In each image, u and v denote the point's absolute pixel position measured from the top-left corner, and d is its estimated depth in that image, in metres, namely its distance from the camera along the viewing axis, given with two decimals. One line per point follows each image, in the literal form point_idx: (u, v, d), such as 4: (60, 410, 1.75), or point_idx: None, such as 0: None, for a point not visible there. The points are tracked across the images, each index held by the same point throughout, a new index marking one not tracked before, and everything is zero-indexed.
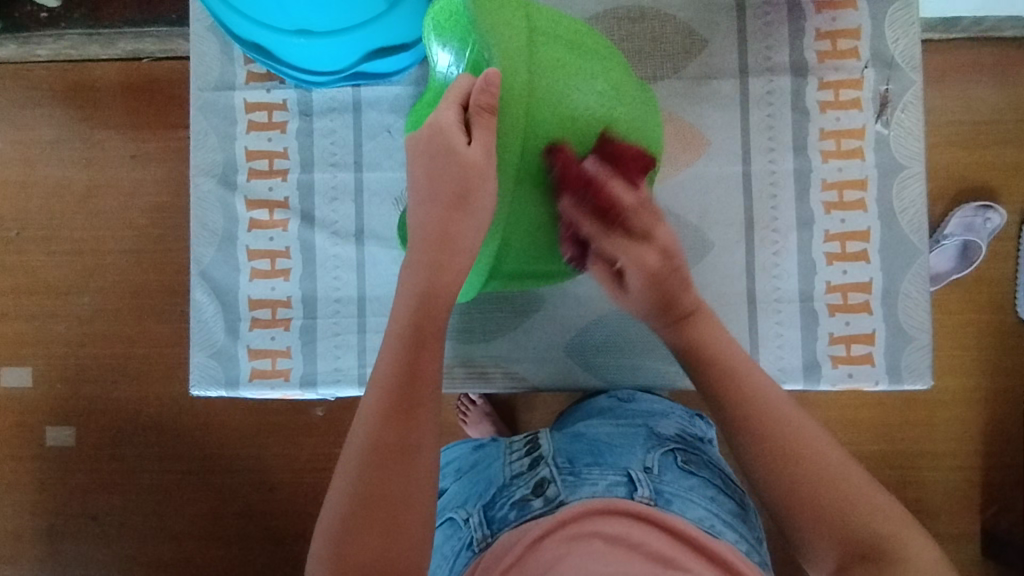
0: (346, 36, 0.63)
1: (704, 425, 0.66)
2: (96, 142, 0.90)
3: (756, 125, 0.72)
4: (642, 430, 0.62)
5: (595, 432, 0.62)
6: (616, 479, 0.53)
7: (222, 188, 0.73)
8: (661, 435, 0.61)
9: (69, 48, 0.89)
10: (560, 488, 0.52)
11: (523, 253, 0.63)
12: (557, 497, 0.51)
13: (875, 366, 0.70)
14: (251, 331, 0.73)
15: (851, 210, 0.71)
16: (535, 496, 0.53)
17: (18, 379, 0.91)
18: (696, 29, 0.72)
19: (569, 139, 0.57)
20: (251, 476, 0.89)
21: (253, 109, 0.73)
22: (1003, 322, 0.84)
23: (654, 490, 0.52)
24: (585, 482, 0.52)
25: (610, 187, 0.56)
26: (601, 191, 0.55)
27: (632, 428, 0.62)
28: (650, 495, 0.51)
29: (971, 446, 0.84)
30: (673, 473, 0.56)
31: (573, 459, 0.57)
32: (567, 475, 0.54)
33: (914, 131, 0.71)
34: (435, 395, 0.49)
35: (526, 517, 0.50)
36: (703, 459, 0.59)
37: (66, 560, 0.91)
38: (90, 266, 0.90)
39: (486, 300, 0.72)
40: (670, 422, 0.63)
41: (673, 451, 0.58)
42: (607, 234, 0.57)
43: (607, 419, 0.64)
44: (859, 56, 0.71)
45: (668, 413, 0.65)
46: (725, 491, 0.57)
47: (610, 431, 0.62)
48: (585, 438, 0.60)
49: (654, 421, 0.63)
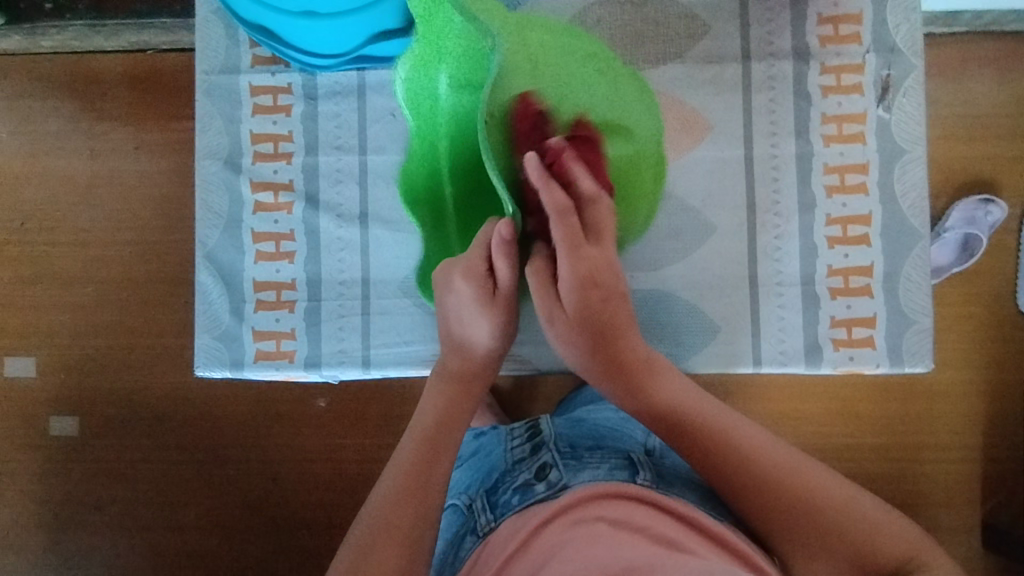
0: (352, 17, 0.66)
1: None
2: (100, 134, 0.90)
3: (758, 109, 0.72)
4: None
5: (597, 417, 0.62)
6: (617, 463, 0.53)
7: (228, 171, 0.74)
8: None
9: (74, 39, 0.89)
10: (563, 472, 0.52)
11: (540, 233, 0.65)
12: (560, 481, 0.51)
13: (875, 349, 0.71)
14: (255, 314, 0.74)
15: (852, 194, 0.71)
16: (537, 480, 0.52)
17: (21, 368, 0.91)
18: (698, 13, 0.72)
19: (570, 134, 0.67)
20: (254, 466, 0.89)
21: (258, 93, 0.74)
22: (1004, 314, 0.85)
23: (656, 474, 0.52)
24: (587, 466, 0.52)
25: (574, 169, 0.61)
26: (566, 170, 0.61)
27: None
28: (653, 478, 0.51)
29: (972, 440, 0.84)
30: (675, 457, 0.56)
31: (575, 444, 0.57)
32: (570, 458, 0.54)
33: (915, 115, 0.71)
34: None
35: (529, 501, 0.50)
36: None
37: (69, 550, 0.91)
38: (93, 258, 0.90)
39: None
40: None
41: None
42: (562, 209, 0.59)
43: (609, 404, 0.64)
44: (861, 41, 0.71)
45: None
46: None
47: (611, 416, 0.62)
48: (586, 424, 0.61)
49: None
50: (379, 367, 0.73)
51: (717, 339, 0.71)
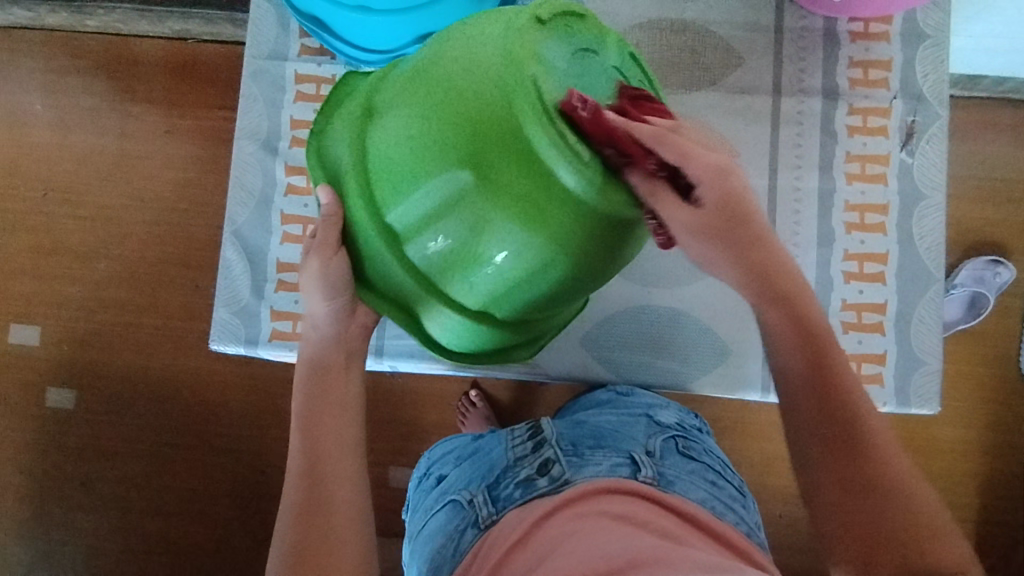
0: (406, 16, 0.64)
1: (702, 421, 0.66)
2: (133, 115, 0.92)
3: (785, 143, 0.74)
4: (643, 419, 0.61)
5: (597, 420, 0.60)
6: (619, 461, 0.51)
7: (264, 152, 0.75)
8: (661, 423, 0.60)
9: (119, 22, 0.91)
10: (566, 468, 0.50)
11: (420, 263, 0.52)
12: (563, 476, 0.48)
13: (884, 387, 0.71)
14: (275, 293, 0.75)
15: (871, 232, 0.72)
16: (540, 475, 0.50)
17: (25, 336, 0.91)
18: (733, 45, 0.74)
19: (422, 151, 0.46)
20: (245, 457, 0.89)
21: (302, 81, 0.76)
22: (1007, 375, 0.85)
23: (657, 472, 0.51)
24: (589, 463, 0.50)
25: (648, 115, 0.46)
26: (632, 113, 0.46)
27: (633, 417, 0.61)
28: (654, 476, 0.50)
29: (968, 500, 0.84)
30: (675, 458, 0.55)
31: (576, 443, 0.55)
32: (572, 456, 0.52)
33: (937, 162, 0.73)
34: (342, 413, 0.57)
35: (531, 494, 0.47)
36: (702, 447, 0.59)
37: (48, 525, 0.90)
38: (111, 235, 0.91)
39: (463, 334, 0.58)
40: (670, 412, 0.63)
41: (674, 437, 0.58)
42: (635, 120, 0.45)
43: (608, 409, 0.63)
44: (889, 86, 0.73)
45: (667, 405, 0.65)
46: (724, 475, 0.57)
47: (611, 419, 0.60)
48: (587, 426, 0.59)
49: (654, 411, 0.63)
50: (390, 358, 0.75)
51: (728, 361, 0.73)
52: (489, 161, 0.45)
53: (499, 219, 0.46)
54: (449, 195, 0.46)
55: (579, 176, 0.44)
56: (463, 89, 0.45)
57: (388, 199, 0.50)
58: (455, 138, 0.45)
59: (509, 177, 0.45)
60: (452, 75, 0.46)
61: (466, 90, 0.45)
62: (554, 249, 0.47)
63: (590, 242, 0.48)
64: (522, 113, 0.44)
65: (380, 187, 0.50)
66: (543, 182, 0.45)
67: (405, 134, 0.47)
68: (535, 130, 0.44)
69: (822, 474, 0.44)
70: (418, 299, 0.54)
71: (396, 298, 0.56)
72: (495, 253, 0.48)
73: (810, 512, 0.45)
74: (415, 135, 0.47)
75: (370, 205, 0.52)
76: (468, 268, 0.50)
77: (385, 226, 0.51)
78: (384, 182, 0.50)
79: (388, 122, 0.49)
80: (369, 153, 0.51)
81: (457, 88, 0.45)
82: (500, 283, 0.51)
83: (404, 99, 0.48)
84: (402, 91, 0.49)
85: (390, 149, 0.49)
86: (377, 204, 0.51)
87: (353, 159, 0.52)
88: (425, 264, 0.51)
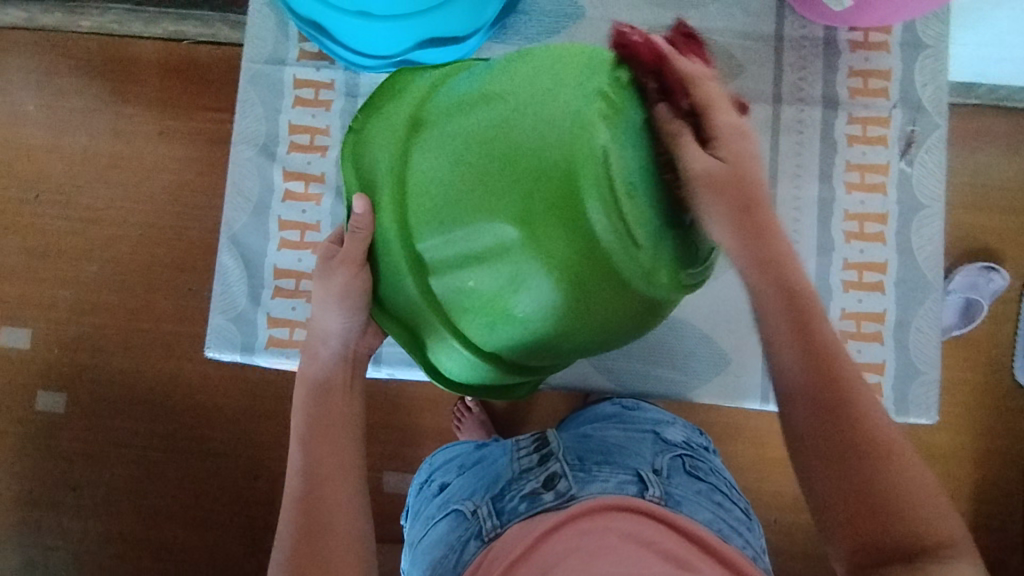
0: (407, 22, 0.63)
1: (707, 440, 0.66)
2: (126, 116, 0.91)
3: (785, 152, 0.74)
4: (649, 435, 0.61)
5: (603, 434, 0.60)
6: (626, 478, 0.51)
7: (262, 157, 0.75)
8: (668, 441, 0.60)
9: (113, 22, 0.90)
10: (572, 483, 0.49)
11: (442, 295, 0.52)
12: (569, 491, 0.48)
13: (883, 397, 0.71)
14: (272, 300, 0.74)
15: (870, 241, 0.73)
16: (546, 490, 0.49)
17: (16, 340, 0.90)
18: (734, 54, 0.75)
19: (467, 192, 0.47)
20: (239, 462, 0.88)
21: (301, 86, 0.76)
22: (1000, 383, 0.85)
23: (664, 491, 0.51)
24: (596, 479, 0.50)
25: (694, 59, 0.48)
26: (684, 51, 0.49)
27: (640, 433, 0.61)
28: (661, 495, 0.50)
29: (961, 505, 0.84)
30: (682, 477, 0.55)
31: (583, 457, 0.54)
32: (578, 471, 0.51)
33: (936, 172, 0.73)
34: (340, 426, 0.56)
35: (537, 509, 0.47)
36: (708, 467, 0.59)
37: (38, 530, 0.89)
38: (103, 237, 0.90)
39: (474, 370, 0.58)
40: (676, 430, 0.63)
41: (681, 456, 0.58)
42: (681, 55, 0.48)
43: (613, 423, 0.63)
44: (888, 96, 0.74)
45: (673, 422, 0.65)
46: (730, 497, 0.57)
47: (617, 434, 0.60)
48: (594, 439, 0.58)
49: (661, 428, 0.63)
50: (388, 365, 0.75)
51: (728, 370, 0.73)
52: (537, 219, 0.45)
53: (532, 275, 0.46)
54: (488, 240, 0.47)
55: (623, 248, 0.45)
56: (525, 140, 0.45)
57: (423, 228, 0.50)
58: (506, 189, 0.45)
59: (549, 237, 0.45)
60: (515, 120, 0.46)
61: (528, 142, 0.45)
62: (578, 316, 0.47)
63: (615, 315, 0.48)
64: (580, 175, 0.43)
65: (417, 215, 0.50)
66: (584, 252, 0.45)
67: (454, 173, 0.47)
68: (590, 195, 0.44)
69: (821, 478, 0.43)
70: (434, 330, 0.55)
71: (409, 319, 0.57)
72: (521, 306, 0.48)
73: (811, 507, 0.44)
74: (465, 175, 0.47)
75: (403, 228, 0.52)
76: (491, 315, 0.51)
77: (415, 251, 0.52)
78: (422, 213, 0.50)
79: (438, 153, 0.49)
80: (412, 177, 0.51)
81: (518, 138, 0.45)
82: (518, 333, 0.51)
83: (462, 136, 0.48)
84: (461, 128, 0.48)
85: (434, 180, 0.49)
86: (411, 228, 0.51)
87: (397, 177, 0.52)
88: (449, 298, 0.52)
